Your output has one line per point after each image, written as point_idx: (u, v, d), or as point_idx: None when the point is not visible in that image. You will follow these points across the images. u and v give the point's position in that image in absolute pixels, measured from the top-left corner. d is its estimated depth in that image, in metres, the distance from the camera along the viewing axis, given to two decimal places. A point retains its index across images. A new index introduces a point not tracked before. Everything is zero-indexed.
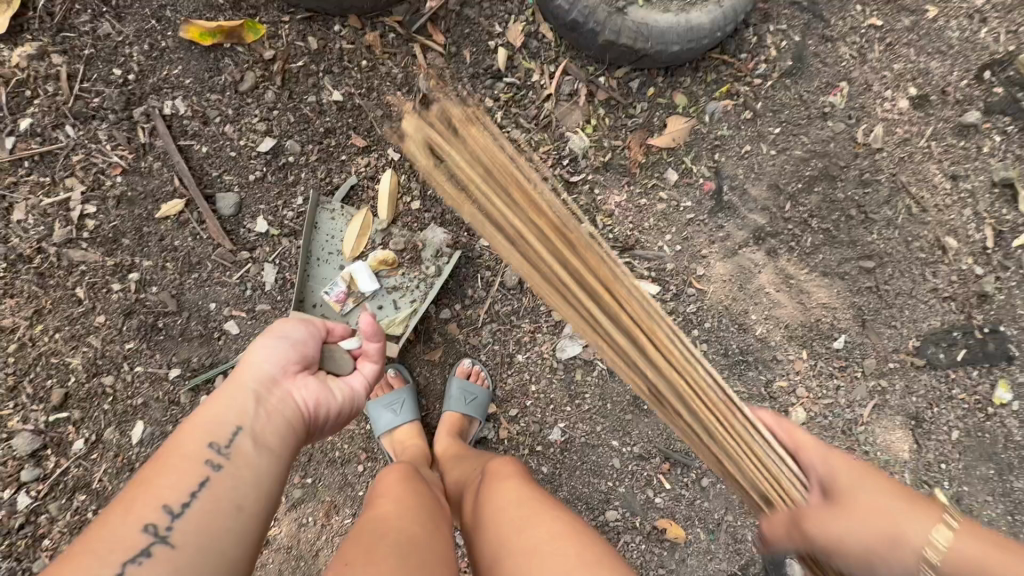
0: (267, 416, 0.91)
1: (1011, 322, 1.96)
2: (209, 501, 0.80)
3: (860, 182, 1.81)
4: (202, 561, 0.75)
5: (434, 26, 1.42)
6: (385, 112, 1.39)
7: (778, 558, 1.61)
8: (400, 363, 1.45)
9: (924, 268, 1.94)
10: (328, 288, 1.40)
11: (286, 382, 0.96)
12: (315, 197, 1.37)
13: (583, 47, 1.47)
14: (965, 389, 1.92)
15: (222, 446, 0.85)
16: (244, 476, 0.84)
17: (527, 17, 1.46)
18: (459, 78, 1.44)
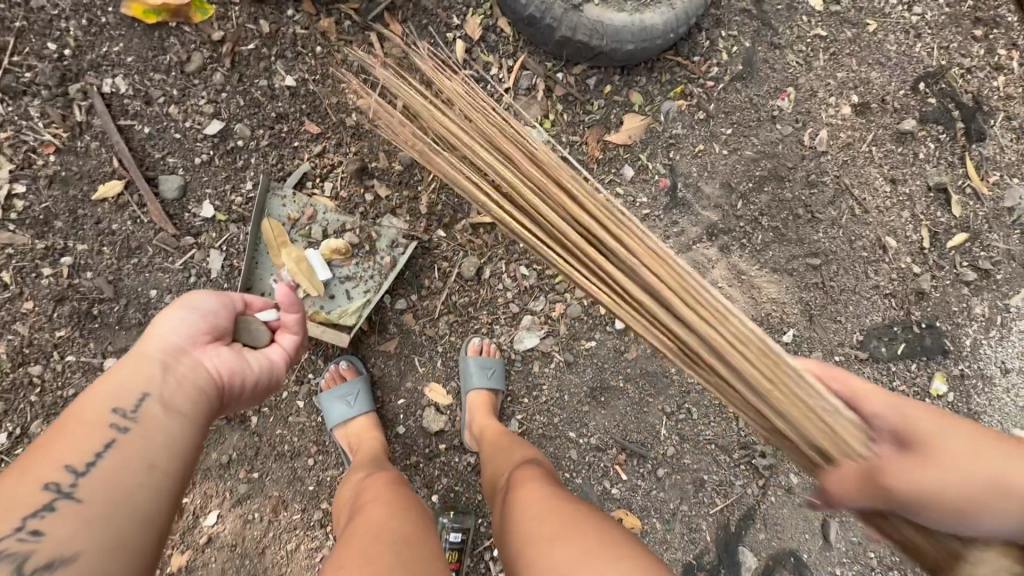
0: (174, 383, 0.96)
1: (946, 318, 2.10)
2: (115, 460, 0.84)
3: (807, 183, 1.94)
4: (110, 511, 0.80)
5: (392, 14, 1.41)
6: (340, 101, 1.38)
7: (731, 546, 1.70)
8: (353, 355, 1.40)
9: (866, 266, 2.04)
10: (277, 277, 1.36)
11: (196, 351, 1.01)
12: (265, 181, 1.34)
13: (540, 42, 1.50)
14: (905, 380, 2.05)
15: (127, 411, 0.90)
16: (152, 437, 0.89)
17: (485, 11, 1.47)
18: (416, 67, 1.43)
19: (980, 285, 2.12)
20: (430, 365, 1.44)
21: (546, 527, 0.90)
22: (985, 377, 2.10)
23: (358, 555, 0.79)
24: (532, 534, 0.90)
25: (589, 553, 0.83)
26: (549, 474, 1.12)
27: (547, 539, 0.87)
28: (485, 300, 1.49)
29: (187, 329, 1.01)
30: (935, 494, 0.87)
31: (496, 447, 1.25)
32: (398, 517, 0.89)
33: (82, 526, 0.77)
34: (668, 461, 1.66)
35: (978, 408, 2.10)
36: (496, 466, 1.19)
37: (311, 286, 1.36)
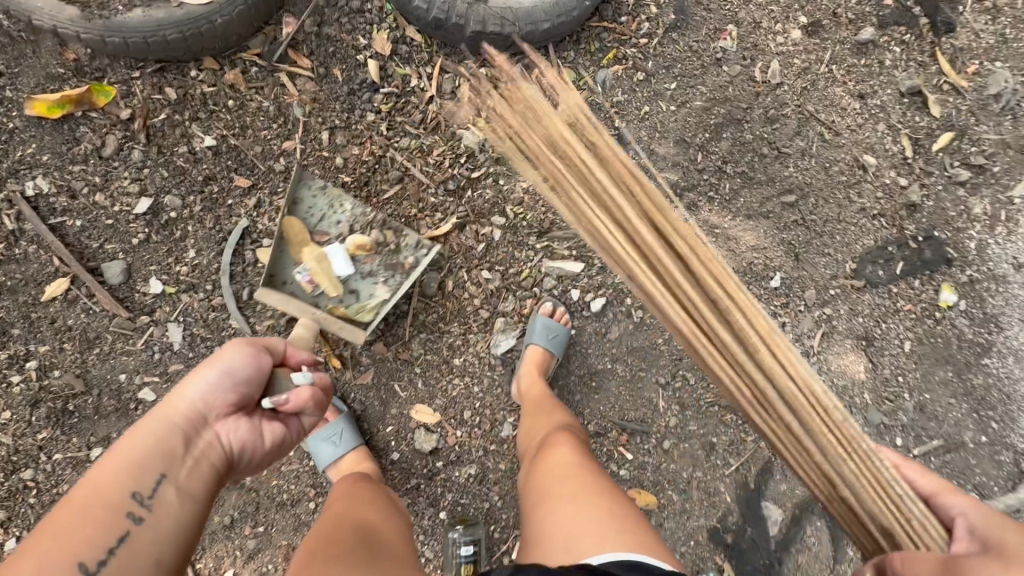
0: (193, 464, 0.90)
1: (945, 226, 2.00)
2: (125, 560, 0.80)
3: (767, 119, 1.87)
4: None
5: (296, 49, 1.38)
6: (265, 148, 1.37)
7: (754, 504, 1.69)
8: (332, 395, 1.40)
9: (847, 190, 1.97)
10: (300, 269, 1.39)
11: (216, 428, 0.94)
12: (297, 173, 1.36)
13: (452, 41, 1.44)
14: (909, 299, 1.98)
15: (144, 497, 0.84)
16: (162, 532, 0.85)
17: (390, 24, 1.41)
18: (332, 96, 1.40)
19: (978, 182, 2.01)
20: (411, 387, 1.45)
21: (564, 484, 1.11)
22: (999, 277, 2.00)
23: (322, 540, 0.93)
24: (552, 491, 1.10)
25: (590, 517, 1.02)
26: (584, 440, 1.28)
27: (558, 494, 1.09)
28: (454, 312, 1.49)
29: (216, 399, 0.94)
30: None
31: (536, 406, 1.39)
32: (352, 510, 1.04)
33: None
34: (672, 433, 1.65)
35: (996, 310, 2.00)
36: (532, 422, 1.36)
37: (335, 283, 1.40)
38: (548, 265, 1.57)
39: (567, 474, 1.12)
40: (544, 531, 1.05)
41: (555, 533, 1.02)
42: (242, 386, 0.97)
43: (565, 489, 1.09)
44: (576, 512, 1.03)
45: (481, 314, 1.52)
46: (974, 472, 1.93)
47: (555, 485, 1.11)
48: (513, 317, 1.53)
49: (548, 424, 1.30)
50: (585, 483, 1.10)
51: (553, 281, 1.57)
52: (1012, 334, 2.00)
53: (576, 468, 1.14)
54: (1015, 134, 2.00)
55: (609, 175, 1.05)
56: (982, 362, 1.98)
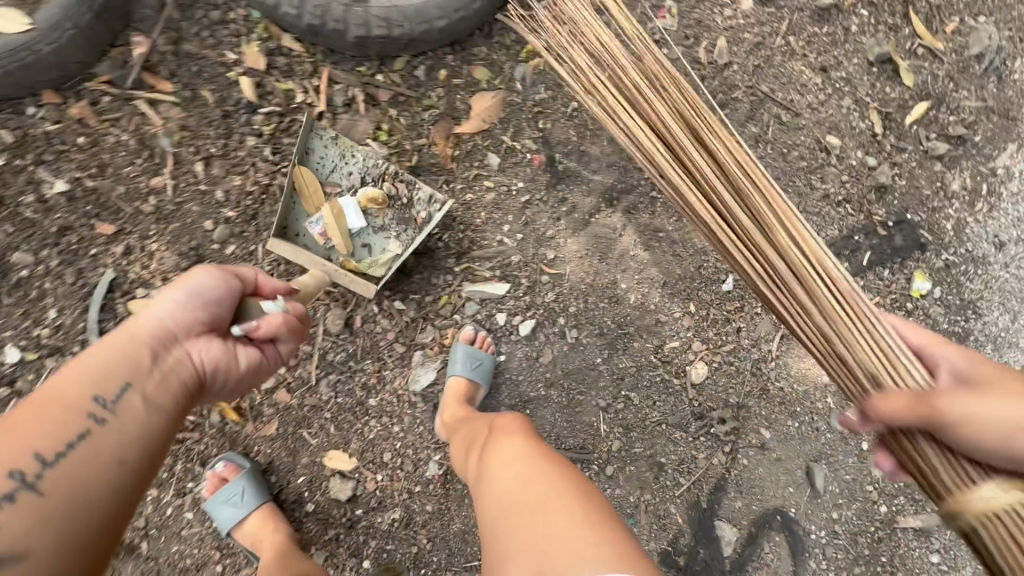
0: (159, 376, 0.91)
1: (919, 207, 1.81)
2: (86, 453, 0.83)
3: (716, 106, 1.71)
4: (68, 510, 0.78)
5: (152, 72, 1.24)
6: (127, 187, 1.24)
7: (707, 523, 1.61)
8: (229, 453, 1.29)
9: (808, 177, 1.78)
10: (311, 220, 1.31)
11: (186, 343, 0.94)
12: (308, 120, 1.26)
13: (340, 49, 1.29)
14: (878, 292, 1.82)
15: (107, 401, 0.86)
16: (126, 434, 0.86)
17: (260, 35, 1.27)
18: (201, 121, 1.25)
19: (957, 154, 1.81)
20: (322, 434, 1.35)
21: (522, 490, 1.05)
22: (976, 259, 1.83)
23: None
24: (515, 494, 1.05)
25: (567, 529, 0.98)
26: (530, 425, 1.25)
27: (521, 500, 1.04)
28: (365, 349, 1.38)
29: (181, 317, 0.94)
30: (1000, 428, 0.77)
31: (462, 422, 1.30)
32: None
33: (45, 514, 0.77)
34: (616, 456, 1.56)
35: (975, 295, 1.83)
36: (460, 433, 1.28)
37: (347, 239, 1.33)
38: (470, 289, 1.44)
39: (530, 470, 1.08)
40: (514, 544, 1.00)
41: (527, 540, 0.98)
42: (208, 305, 0.96)
43: (532, 496, 1.04)
44: (552, 510, 1.00)
45: (396, 349, 1.40)
46: None
47: (516, 484, 1.06)
48: (433, 347, 1.42)
49: (487, 421, 1.26)
50: (552, 482, 1.05)
51: (475, 305, 1.45)
52: (991, 319, 1.83)
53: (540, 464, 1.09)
54: (999, 97, 1.81)
55: (649, 84, 0.95)
56: None
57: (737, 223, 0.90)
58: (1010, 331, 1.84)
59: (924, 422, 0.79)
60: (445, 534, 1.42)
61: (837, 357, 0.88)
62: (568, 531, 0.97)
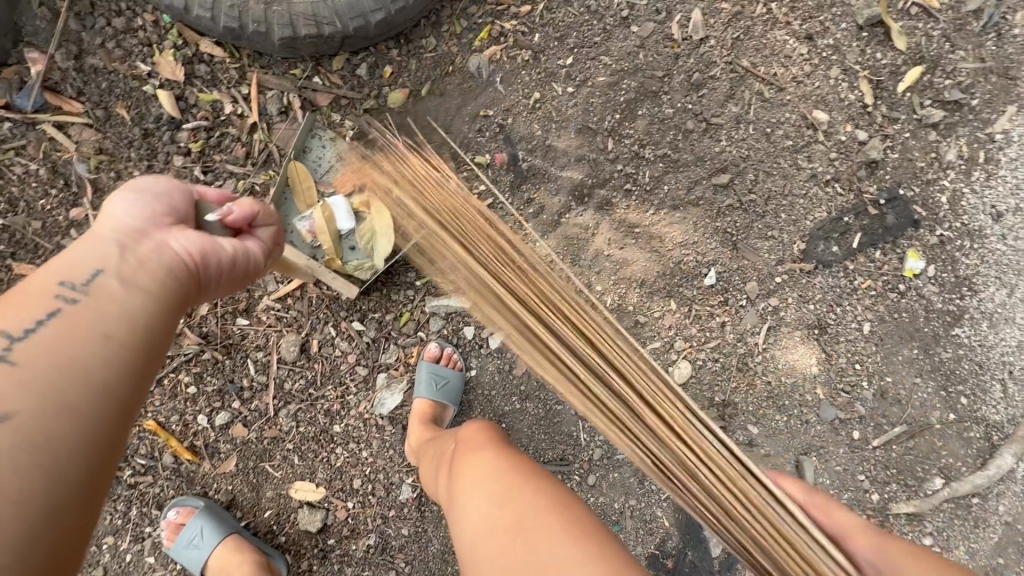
0: (137, 264, 0.75)
1: (912, 180, 1.62)
2: (61, 330, 0.67)
3: (693, 85, 1.55)
4: (49, 383, 0.63)
5: (56, 91, 1.16)
6: (43, 221, 1.16)
7: (696, 527, 1.53)
8: (176, 500, 1.24)
9: (794, 156, 1.60)
10: (301, 217, 1.27)
11: (157, 231, 0.78)
12: (309, 117, 1.24)
13: (267, 51, 1.21)
14: (870, 274, 1.62)
15: (78, 283, 0.71)
16: (109, 310, 0.71)
17: (173, 42, 1.19)
18: (120, 142, 1.18)
19: (952, 121, 1.62)
20: (286, 466, 1.28)
21: (494, 518, 0.87)
22: (973, 232, 1.61)
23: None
24: (491, 520, 0.87)
25: (547, 553, 0.80)
26: (503, 436, 1.07)
27: (495, 532, 0.86)
28: (325, 374, 1.30)
29: (143, 209, 0.78)
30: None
31: (427, 442, 1.19)
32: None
33: (13, 386, 0.62)
34: (599, 465, 1.49)
35: (969, 272, 1.62)
36: (429, 456, 1.14)
37: (334, 239, 1.27)
38: (433, 304, 1.35)
39: (508, 483, 0.91)
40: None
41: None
42: (168, 198, 0.81)
43: (508, 522, 0.86)
44: (535, 531, 0.83)
45: (358, 372, 1.32)
46: (940, 455, 1.62)
47: (490, 505, 0.89)
48: (398, 368, 1.34)
49: (452, 443, 1.10)
50: (529, 502, 0.87)
51: (440, 321, 1.36)
52: (988, 296, 1.62)
53: (513, 484, 0.91)
54: (998, 56, 1.61)
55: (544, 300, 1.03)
56: (953, 333, 1.63)
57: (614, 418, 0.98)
58: (1007, 307, 1.61)
59: None
60: (425, 557, 1.32)
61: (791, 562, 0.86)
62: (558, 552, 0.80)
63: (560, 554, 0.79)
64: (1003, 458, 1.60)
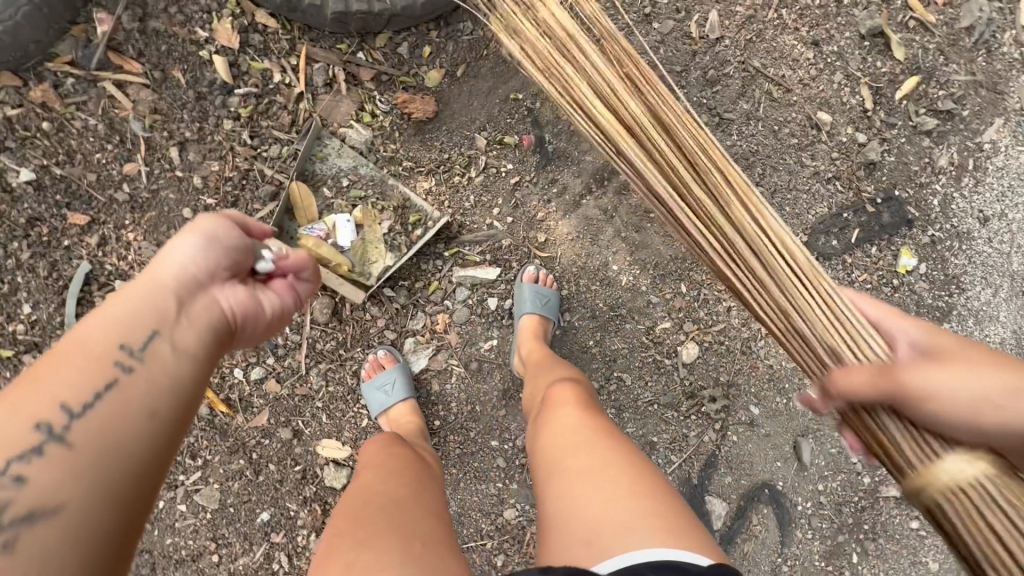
0: (187, 324, 0.77)
1: (907, 182, 1.71)
2: (116, 404, 0.69)
3: (707, 81, 1.65)
4: (104, 462, 0.65)
5: (118, 51, 1.24)
6: (99, 174, 1.25)
7: (699, 500, 1.60)
8: (391, 345, 1.38)
9: (800, 154, 1.69)
10: (306, 227, 1.31)
11: (214, 287, 0.80)
12: (316, 127, 1.29)
13: (317, 24, 1.28)
14: (866, 268, 1.71)
15: (134, 350, 0.72)
16: (159, 383, 0.72)
17: (232, 11, 1.26)
18: (175, 104, 1.26)
19: (945, 129, 1.72)
20: (316, 422, 1.33)
21: (572, 466, 0.89)
22: (962, 234, 1.71)
23: (350, 519, 0.84)
24: (561, 470, 0.90)
25: (612, 510, 0.81)
26: (587, 393, 1.09)
27: (569, 479, 0.88)
28: (356, 337, 1.36)
29: (202, 263, 0.79)
30: (970, 397, 0.74)
31: (539, 366, 1.24)
32: (390, 486, 0.90)
33: (67, 473, 0.63)
34: None
35: (957, 270, 1.71)
36: (535, 385, 1.19)
37: (336, 252, 1.32)
38: (459, 275, 1.41)
39: (575, 442, 0.93)
40: (557, 516, 0.86)
41: (568, 511, 0.85)
42: (228, 252, 0.82)
43: (575, 471, 0.88)
44: (591, 491, 0.84)
45: (386, 336, 1.38)
46: None
47: (566, 457, 0.92)
48: (425, 334, 1.40)
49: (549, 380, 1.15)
50: (593, 461, 0.89)
51: (466, 291, 1.42)
52: (973, 294, 1.71)
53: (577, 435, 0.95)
54: (988, 71, 1.73)
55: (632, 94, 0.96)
56: (941, 328, 1.71)
57: (679, 175, 0.92)
58: (991, 306, 1.71)
59: (890, 395, 0.76)
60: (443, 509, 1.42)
61: (803, 339, 0.87)
62: (613, 514, 0.80)
63: (621, 515, 0.80)
64: None
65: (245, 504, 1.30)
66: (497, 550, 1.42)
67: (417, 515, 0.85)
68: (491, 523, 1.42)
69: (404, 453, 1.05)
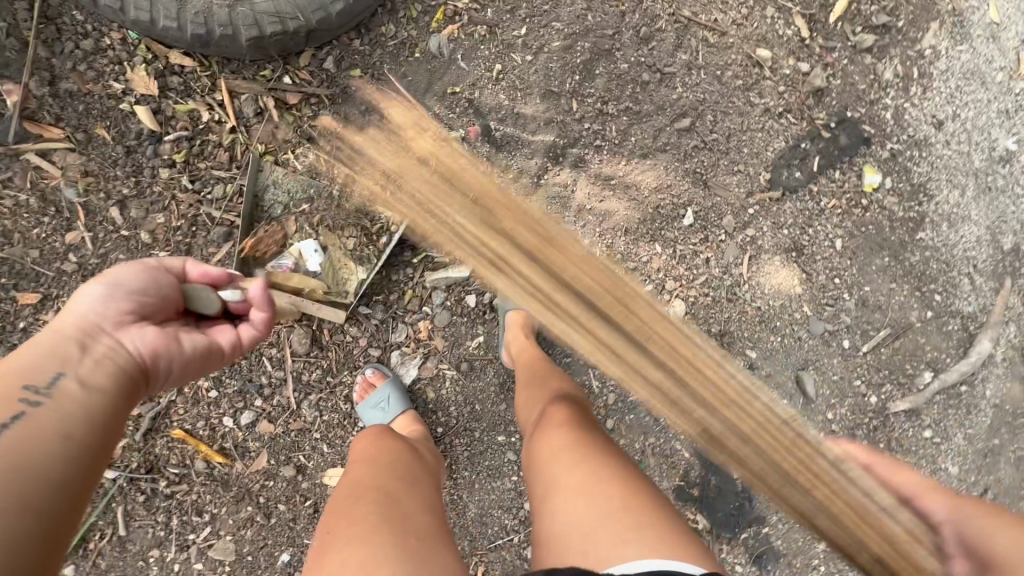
0: (93, 362, 0.80)
1: (856, 103, 1.71)
2: (24, 435, 0.69)
3: (642, 39, 1.63)
4: (13, 481, 0.64)
5: (33, 119, 1.23)
6: (42, 248, 1.23)
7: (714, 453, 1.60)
8: (378, 362, 1.37)
9: (746, 94, 1.68)
10: (271, 264, 1.29)
11: (122, 331, 0.84)
12: (257, 156, 1.28)
13: (236, 55, 1.27)
14: (835, 193, 1.70)
15: (40, 388, 0.74)
16: (71, 415, 0.74)
17: (144, 57, 1.26)
18: (105, 164, 1.25)
19: (883, 43, 1.72)
20: (317, 455, 1.31)
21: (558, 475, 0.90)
22: (920, 142, 1.71)
23: (342, 518, 0.81)
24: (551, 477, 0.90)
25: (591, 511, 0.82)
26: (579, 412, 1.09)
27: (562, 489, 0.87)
28: (341, 361, 1.34)
29: (108, 310, 0.83)
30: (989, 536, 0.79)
31: (530, 372, 1.25)
32: (385, 478, 0.88)
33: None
34: (616, 409, 1.58)
35: (923, 178, 1.71)
36: (528, 394, 1.20)
37: (309, 279, 1.29)
38: (432, 279, 1.39)
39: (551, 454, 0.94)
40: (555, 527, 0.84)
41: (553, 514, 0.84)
42: (136, 297, 0.87)
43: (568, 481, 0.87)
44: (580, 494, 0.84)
45: (371, 354, 1.36)
46: (926, 350, 1.69)
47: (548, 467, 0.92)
48: (410, 345, 1.38)
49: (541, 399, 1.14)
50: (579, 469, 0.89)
51: (442, 294, 1.40)
52: (943, 198, 1.70)
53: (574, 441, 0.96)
54: None
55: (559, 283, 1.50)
56: (918, 238, 1.70)
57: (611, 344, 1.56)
58: (962, 206, 1.70)
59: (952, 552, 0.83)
60: (463, 517, 1.41)
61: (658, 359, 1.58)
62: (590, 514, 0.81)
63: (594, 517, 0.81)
64: (981, 344, 1.68)
65: (263, 549, 1.29)
66: (525, 544, 1.41)
67: (412, 506, 0.84)
68: (514, 518, 1.41)
69: (401, 448, 1.01)
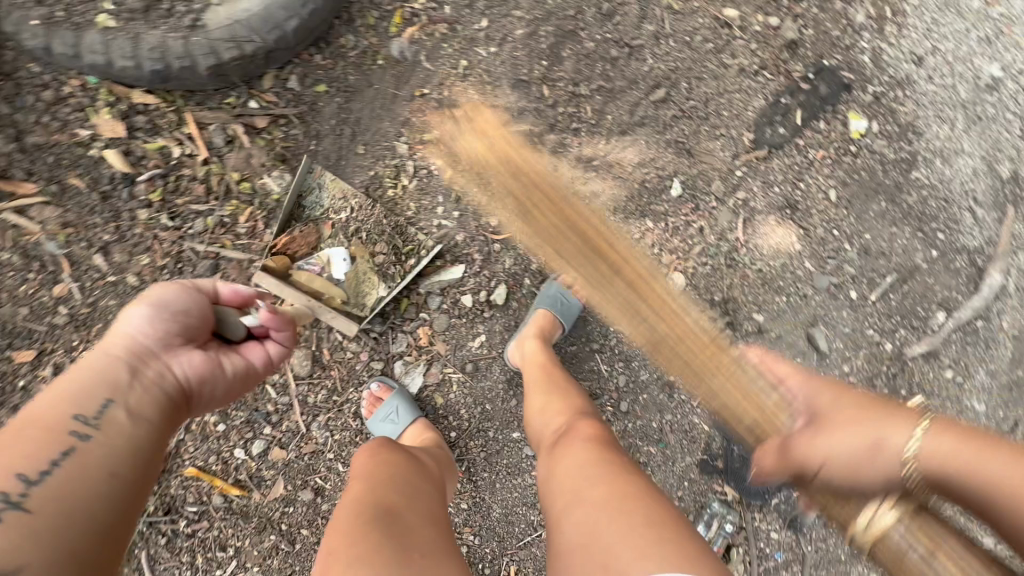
0: (139, 389, 0.82)
1: (832, 50, 1.68)
2: (77, 469, 0.72)
3: (605, 16, 1.60)
4: (64, 527, 0.67)
5: (5, 177, 1.23)
6: (32, 304, 1.23)
7: (733, 423, 1.58)
8: (383, 375, 1.35)
9: (719, 57, 1.65)
10: (302, 260, 1.32)
11: (164, 355, 0.85)
12: (309, 161, 1.33)
13: (198, 86, 1.26)
14: (822, 144, 1.66)
15: (91, 417, 0.76)
16: (117, 445, 0.77)
17: (106, 100, 1.25)
18: (83, 213, 1.25)
19: None
20: (333, 475, 1.30)
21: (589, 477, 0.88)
22: (903, 81, 1.67)
23: (343, 537, 0.77)
24: (585, 490, 0.86)
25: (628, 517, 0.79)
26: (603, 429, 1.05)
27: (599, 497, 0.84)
28: (345, 379, 1.34)
29: (154, 331, 0.84)
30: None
31: (545, 377, 1.24)
32: (400, 496, 0.86)
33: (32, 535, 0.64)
34: (627, 391, 1.57)
35: (909, 117, 1.67)
36: (547, 400, 1.17)
37: (335, 287, 1.31)
38: (426, 284, 1.38)
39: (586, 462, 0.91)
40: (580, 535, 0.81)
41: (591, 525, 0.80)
42: (179, 319, 0.87)
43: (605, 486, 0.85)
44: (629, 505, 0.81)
45: (375, 368, 1.35)
46: (936, 291, 1.65)
47: (583, 477, 0.88)
48: (412, 353, 1.37)
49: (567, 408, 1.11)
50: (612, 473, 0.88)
51: (438, 298, 1.39)
52: (933, 134, 1.66)
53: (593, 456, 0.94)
54: None
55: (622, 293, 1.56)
56: (912, 178, 1.67)
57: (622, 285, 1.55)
58: (953, 140, 1.66)
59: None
60: (487, 517, 1.40)
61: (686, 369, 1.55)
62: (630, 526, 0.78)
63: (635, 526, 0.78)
64: (992, 277, 1.64)
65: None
66: None
67: (425, 526, 0.83)
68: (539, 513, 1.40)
69: (400, 462, 0.98)
